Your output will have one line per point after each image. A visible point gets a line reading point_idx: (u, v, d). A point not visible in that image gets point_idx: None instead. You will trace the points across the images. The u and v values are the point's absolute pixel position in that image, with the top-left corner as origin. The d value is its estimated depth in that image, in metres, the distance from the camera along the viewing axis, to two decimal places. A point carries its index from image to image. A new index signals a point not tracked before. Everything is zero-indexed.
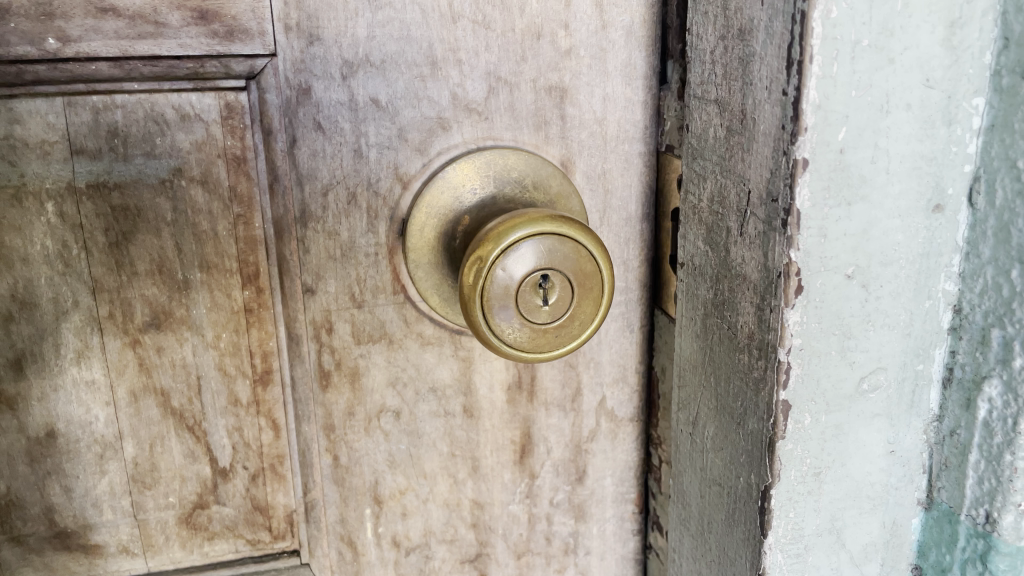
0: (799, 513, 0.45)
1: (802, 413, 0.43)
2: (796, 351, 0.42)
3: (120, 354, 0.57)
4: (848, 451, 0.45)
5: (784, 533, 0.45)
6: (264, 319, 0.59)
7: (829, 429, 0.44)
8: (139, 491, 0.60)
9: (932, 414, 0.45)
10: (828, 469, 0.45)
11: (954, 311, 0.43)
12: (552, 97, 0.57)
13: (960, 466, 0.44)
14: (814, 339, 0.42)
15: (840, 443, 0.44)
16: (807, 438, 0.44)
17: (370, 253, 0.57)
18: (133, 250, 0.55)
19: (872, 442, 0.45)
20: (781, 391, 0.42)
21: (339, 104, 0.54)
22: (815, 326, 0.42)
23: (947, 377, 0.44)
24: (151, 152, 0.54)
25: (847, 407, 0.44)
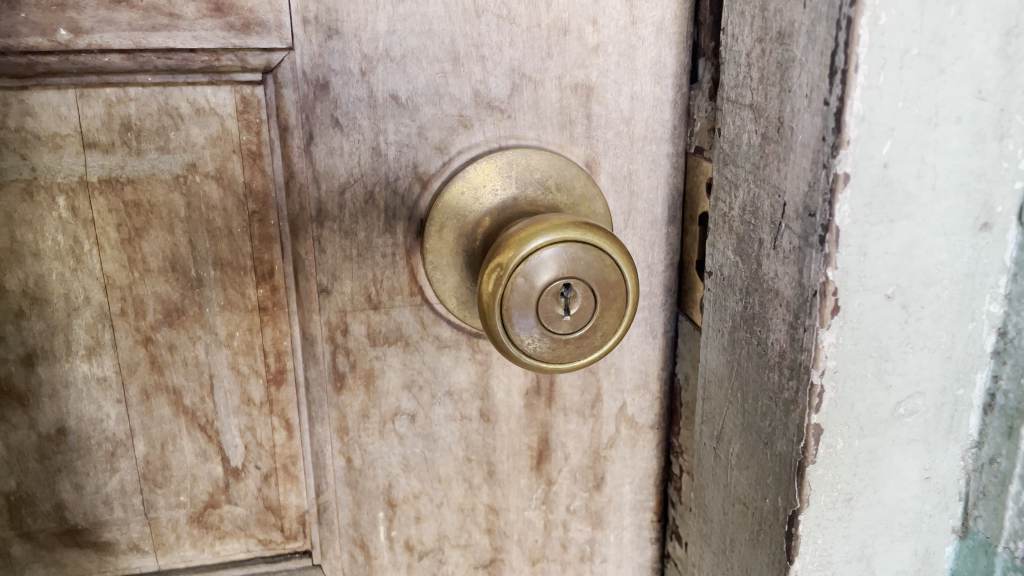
0: (828, 540, 0.44)
1: (834, 437, 0.41)
2: (830, 374, 0.40)
3: (131, 352, 0.56)
4: (881, 477, 0.43)
5: (812, 559, 0.44)
6: (279, 318, 0.58)
7: (861, 454, 0.42)
8: (151, 489, 0.60)
9: (971, 440, 0.43)
10: (859, 495, 0.43)
11: (999, 334, 0.41)
12: (578, 95, 0.55)
13: (999, 496, 0.42)
14: (849, 362, 0.40)
15: (873, 469, 0.42)
16: (838, 462, 0.42)
17: (387, 253, 0.56)
18: (145, 246, 0.54)
19: (907, 468, 0.43)
20: (813, 415, 0.40)
21: (358, 101, 0.52)
22: (851, 348, 0.40)
23: (989, 403, 0.42)
24: (165, 146, 0.53)
25: (881, 432, 0.42)
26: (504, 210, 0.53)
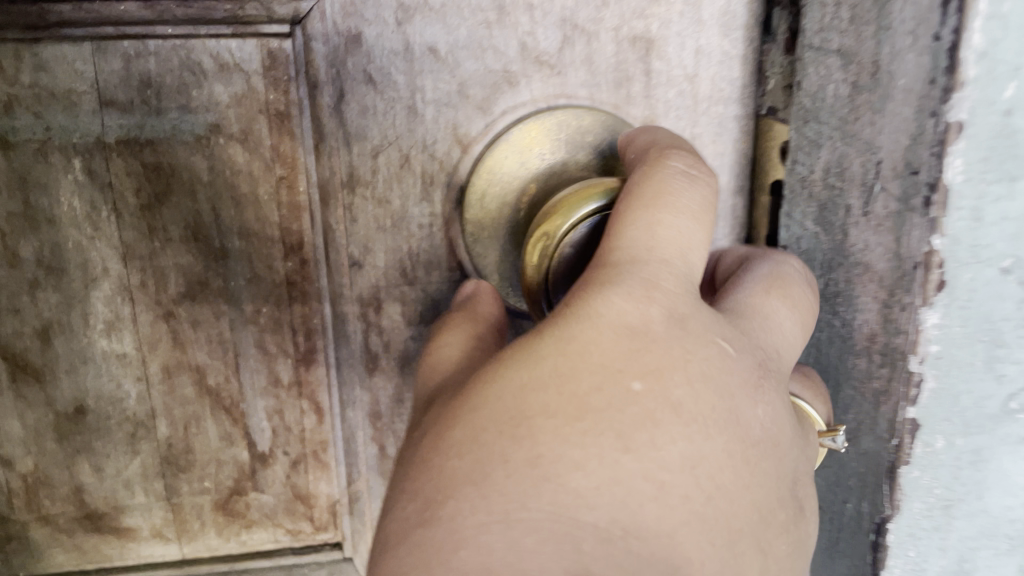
0: (922, 552, 0.40)
1: (933, 435, 0.38)
2: (931, 360, 0.36)
3: (152, 327, 0.52)
4: (986, 482, 0.39)
5: (903, 571, 0.41)
6: (308, 294, 0.53)
7: (964, 455, 0.38)
8: (174, 473, 0.56)
9: None
10: (959, 502, 0.39)
11: None
12: (636, 49, 0.49)
13: None
14: (953, 348, 0.36)
15: (978, 472, 0.39)
16: (936, 464, 0.38)
17: (423, 224, 0.51)
18: (166, 213, 0.50)
19: (1016, 472, 0.39)
20: (909, 408, 0.37)
21: (393, 54, 0.47)
22: (956, 331, 0.36)
23: None
24: (187, 105, 0.49)
25: (989, 430, 0.38)
26: (550, 176, 0.49)
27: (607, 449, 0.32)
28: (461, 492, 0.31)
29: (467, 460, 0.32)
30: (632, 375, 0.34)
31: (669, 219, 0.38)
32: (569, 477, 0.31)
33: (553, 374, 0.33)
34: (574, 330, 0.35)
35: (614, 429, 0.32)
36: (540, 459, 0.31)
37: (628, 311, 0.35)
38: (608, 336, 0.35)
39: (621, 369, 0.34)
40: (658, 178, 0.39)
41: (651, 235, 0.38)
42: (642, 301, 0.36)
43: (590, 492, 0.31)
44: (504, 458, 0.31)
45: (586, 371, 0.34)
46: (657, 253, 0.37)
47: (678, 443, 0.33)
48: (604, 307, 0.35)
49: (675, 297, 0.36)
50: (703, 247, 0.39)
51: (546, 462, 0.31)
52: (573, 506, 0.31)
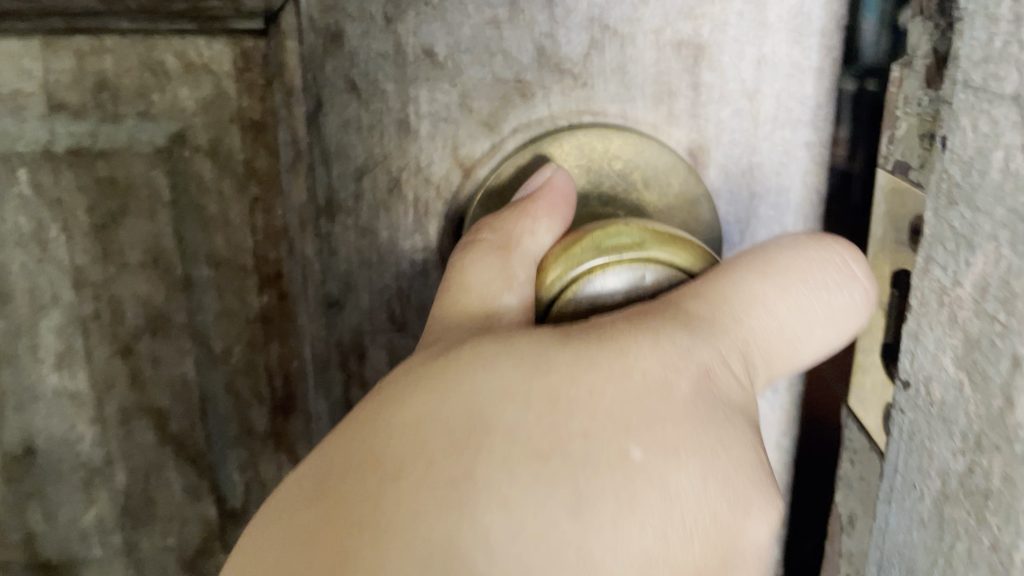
0: None
1: None
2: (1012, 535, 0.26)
3: (107, 363, 0.46)
4: None
5: None
6: (287, 333, 0.46)
7: None
8: (133, 527, 0.49)
9: None
10: None
11: None
12: (681, 58, 0.40)
13: None
14: None
15: None
16: None
17: (416, 260, 0.42)
18: (122, 235, 0.43)
19: None
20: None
21: (380, 57, 0.39)
22: None
23: None
24: (147, 111, 0.42)
25: None
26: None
27: (552, 502, 0.23)
28: (361, 475, 0.24)
29: (390, 457, 0.24)
30: (640, 441, 0.25)
31: (768, 292, 0.31)
32: (479, 515, 0.23)
33: (549, 399, 0.25)
34: (600, 359, 0.26)
35: (577, 488, 0.24)
36: (468, 494, 0.23)
37: (662, 363, 0.27)
38: (636, 383, 0.26)
39: (632, 427, 0.25)
40: (780, 251, 0.32)
41: (747, 304, 0.31)
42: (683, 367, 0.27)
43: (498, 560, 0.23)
44: (432, 472, 0.23)
45: (585, 412, 0.25)
46: (743, 324, 0.30)
47: (645, 547, 0.24)
48: (651, 352, 0.27)
49: (729, 379, 0.28)
50: (793, 355, 0.32)
51: (473, 508, 0.23)
52: (461, 556, 0.22)
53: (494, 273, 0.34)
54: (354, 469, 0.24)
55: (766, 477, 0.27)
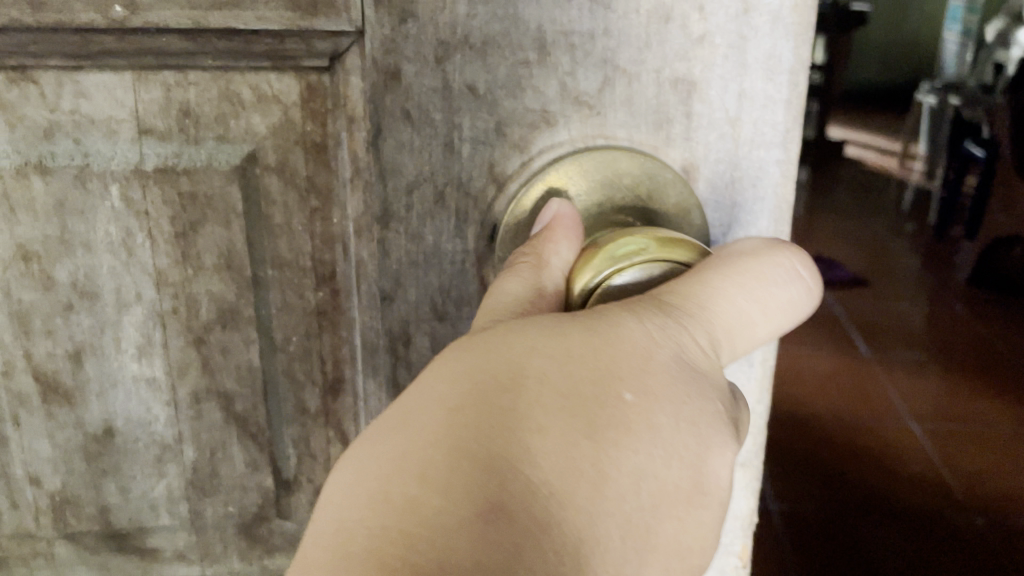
0: None
1: None
2: None
3: (182, 353, 0.52)
4: None
5: None
6: (338, 323, 0.54)
7: None
8: (199, 497, 0.56)
9: None
10: None
11: None
12: (678, 91, 0.48)
13: None
14: None
15: None
16: None
17: (456, 260, 0.50)
18: (200, 241, 0.50)
19: None
20: None
21: (431, 92, 0.46)
22: None
23: None
24: (224, 135, 0.49)
25: None
26: (587, 221, 0.48)
27: (572, 429, 0.32)
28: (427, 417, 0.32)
29: (451, 393, 0.32)
30: (629, 386, 0.34)
31: (724, 285, 0.40)
32: (523, 438, 0.31)
33: (564, 355, 0.34)
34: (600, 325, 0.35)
35: (589, 419, 0.33)
36: (513, 417, 0.32)
37: (643, 330, 0.36)
38: (628, 343, 0.35)
39: (623, 377, 0.34)
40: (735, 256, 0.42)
41: (708, 296, 0.40)
42: (658, 337, 0.36)
43: (538, 463, 0.31)
44: (484, 403, 0.32)
45: (591, 364, 0.34)
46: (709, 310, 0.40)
47: (638, 460, 0.33)
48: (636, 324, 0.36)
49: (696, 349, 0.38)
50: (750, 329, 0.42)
51: (517, 426, 0.31)
52: (513, 467, 0.31)
53: (522, 281, 0.41)
54: (420, 414, 0.32)
55: (720, 416, 0.36)
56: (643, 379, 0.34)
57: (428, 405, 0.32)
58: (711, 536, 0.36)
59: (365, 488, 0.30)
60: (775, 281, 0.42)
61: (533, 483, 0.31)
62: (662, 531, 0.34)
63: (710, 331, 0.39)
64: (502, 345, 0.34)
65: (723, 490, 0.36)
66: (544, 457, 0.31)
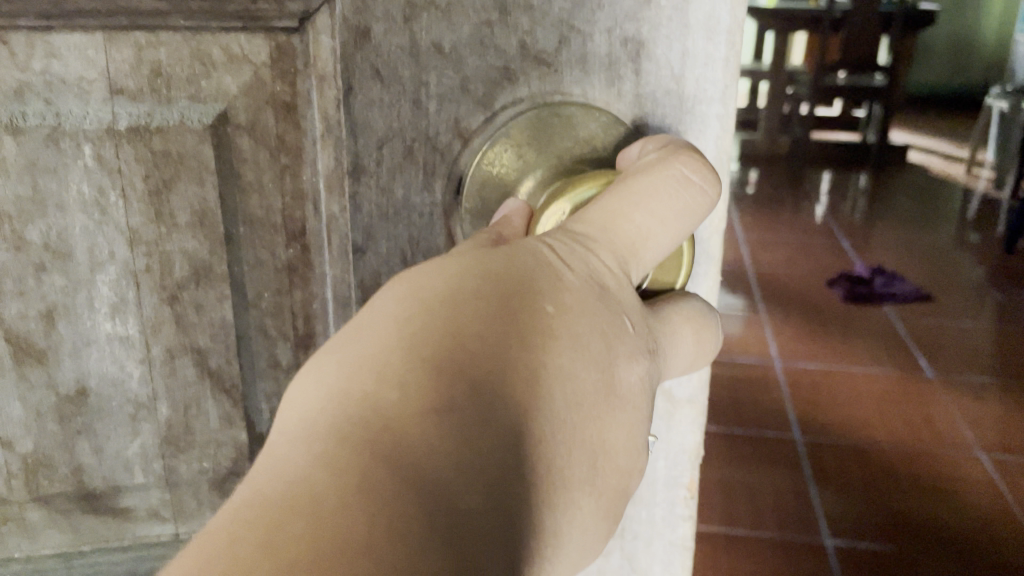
0: None
1: None
2: None
3: (156, 310, 0.54)
4: None
5: None
6: (309, 279, 0.56)
7: None
8: (173, 454, 0.57)
9: None
10: None
11: None
12: (628, 51, 0.52)
13: None
14: None
15: None
16: None
17: (425, 213, 0.53)
18: (173, 199, 0.52)
19: None
20: None
21: (400, 50, 0.49)
22: None
23: None
24: (196, 95, 0.50)
25: None
26: (551, 169, 0.50)
27: (503, 332, 0.39)
28: (381, 330, 0.38)
29: (398, 309, 0.39)
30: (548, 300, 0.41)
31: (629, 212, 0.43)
32: (465, 340, 0.38)
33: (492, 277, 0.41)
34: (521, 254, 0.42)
35: (517, 325, 0.40)
36: (451, 323, 0.38)
37: (556, 257, 0.42)
38: (545, 266, 0.42)
39: (542, 293, 0.41)
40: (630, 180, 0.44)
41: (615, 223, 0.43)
42: (569, 259, 0.42)
43: (477, 360, 0.38)
44: (426, 316, 0.38)
45: (515, 284, 0.41)
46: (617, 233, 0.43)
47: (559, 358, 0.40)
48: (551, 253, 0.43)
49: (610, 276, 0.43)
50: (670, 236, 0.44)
51: (456, 331, 0.38)
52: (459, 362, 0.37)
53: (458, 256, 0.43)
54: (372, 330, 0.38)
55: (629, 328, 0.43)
56: (556, 296, 0.42)
57: (378, 323, 0.38)
58: (623, 432, 0.43)
59: (330, 390, 0.36)
60: (681, 188, 0.43)
61: (476, 376, 0.37)
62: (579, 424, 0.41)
63: (616, 254, 0.43)
64: (438, 271, 0.40)
65: (633, 389, 0.43)
66: (481, 356, 0.38)
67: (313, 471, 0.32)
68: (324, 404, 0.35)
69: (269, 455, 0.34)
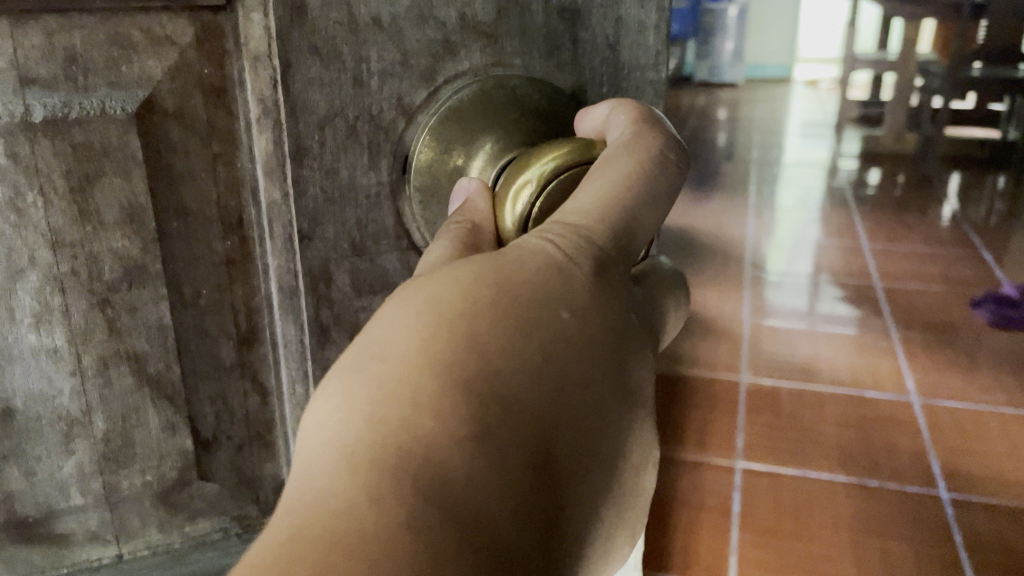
0: None
1: None
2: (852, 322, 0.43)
3: (85, 317, 0.50)
4: None
5: None
6: (250, 273, 0.53)
7: None
8: (113, 470, 0.54)
9: None
10: None
11: None
12: (564, 20, 0.52)
13: None
14: None
15: None
16: None
17: (371, 193, 0.51)
18: (98, 195, 0.48)
19: None
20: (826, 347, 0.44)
21: (338, 25, 0.48)
22: None
23: None
24: (116, 82, 0.47)
25: None
26: (504, 139, 0.50)
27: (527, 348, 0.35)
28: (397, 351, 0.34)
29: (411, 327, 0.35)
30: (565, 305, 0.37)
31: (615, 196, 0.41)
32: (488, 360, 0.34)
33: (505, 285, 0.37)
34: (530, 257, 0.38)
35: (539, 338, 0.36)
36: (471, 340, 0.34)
37: (555, 246, 0.39)
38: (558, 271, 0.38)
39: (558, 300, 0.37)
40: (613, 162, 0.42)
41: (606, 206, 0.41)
42: (564, 245, 0.39)
43: (505, 379, 0.34)
44: (444, 333, 0.34)
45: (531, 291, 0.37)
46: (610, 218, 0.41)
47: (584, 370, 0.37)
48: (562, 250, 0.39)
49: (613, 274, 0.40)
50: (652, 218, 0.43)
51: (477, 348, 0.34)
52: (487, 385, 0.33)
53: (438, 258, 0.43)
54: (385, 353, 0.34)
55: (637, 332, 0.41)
56: (573, 298, 0.38)
57: (398, 333, 0.35)
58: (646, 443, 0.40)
59: (357, 411, 0.32)
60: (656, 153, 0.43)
61: (508, 390, 0.34)
62: (614, 433, 0.38)
63: (612, 223, 0.41)
64: (448, 276, 0.37)
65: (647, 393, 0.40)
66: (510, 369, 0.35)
67: (359, 504, 0.29)
68: (355, 426, 0.32)
69: (305, 487, 0.30)
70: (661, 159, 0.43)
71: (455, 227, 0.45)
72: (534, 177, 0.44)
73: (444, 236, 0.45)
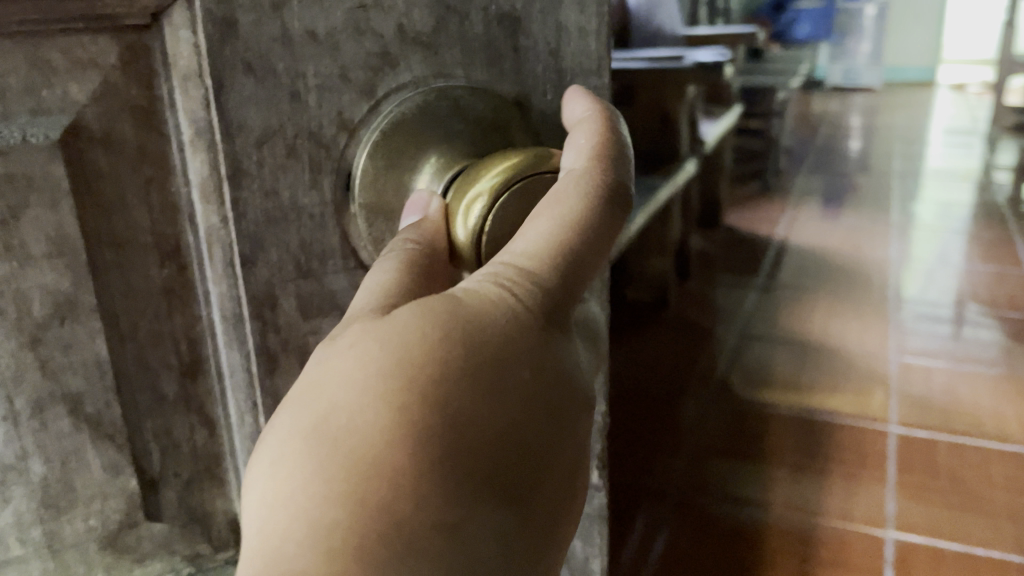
0: None
1: None
2: None
3: (15, 358, 0.47)
4: None
5: None
6: (189, 300, 0.51)
7: None
8: (54, 517, 0.51)
9: None
10: None
11: None
12: (504, 28, 0.52)
13: None
14: None
15: None
16: None
17: (314, 213, 0.50)
18: (23, 228, 0.45)
19: None
20: None
21: (271, 41, 0.46)
22: None
23: None
24: (39, 108, 0.44)
25: None
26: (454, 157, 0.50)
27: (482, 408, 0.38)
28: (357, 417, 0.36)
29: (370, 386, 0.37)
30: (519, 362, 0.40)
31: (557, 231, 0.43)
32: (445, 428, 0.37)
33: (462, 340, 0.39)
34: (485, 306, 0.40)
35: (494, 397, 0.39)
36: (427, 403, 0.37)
37: (501, 298, 0.41)
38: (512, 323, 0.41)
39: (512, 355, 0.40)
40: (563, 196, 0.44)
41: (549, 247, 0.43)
42: (518, 291, 0.41)
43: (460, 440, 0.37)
44: (403, 393, 0.37)
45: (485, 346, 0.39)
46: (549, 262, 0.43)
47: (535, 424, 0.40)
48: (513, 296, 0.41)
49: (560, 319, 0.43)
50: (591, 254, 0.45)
51: (434, 413, 0.37)
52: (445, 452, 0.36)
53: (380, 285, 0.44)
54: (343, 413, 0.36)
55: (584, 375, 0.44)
56: (526, 353, 0.41)
57: (353, 393, 0.37)
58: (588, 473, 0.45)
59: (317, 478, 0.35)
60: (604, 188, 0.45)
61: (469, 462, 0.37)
62: (558, 485, 0.42)
63: (561, 267, 0.43)
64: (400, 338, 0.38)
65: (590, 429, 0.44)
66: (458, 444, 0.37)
67: None
68: (320, 497, 0.34)
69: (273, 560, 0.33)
70: (612, 201, 0.45)
71: (408, 250, 0.45)
72: (484, 203, 0.44)
73: (394, 259, 0.45)
